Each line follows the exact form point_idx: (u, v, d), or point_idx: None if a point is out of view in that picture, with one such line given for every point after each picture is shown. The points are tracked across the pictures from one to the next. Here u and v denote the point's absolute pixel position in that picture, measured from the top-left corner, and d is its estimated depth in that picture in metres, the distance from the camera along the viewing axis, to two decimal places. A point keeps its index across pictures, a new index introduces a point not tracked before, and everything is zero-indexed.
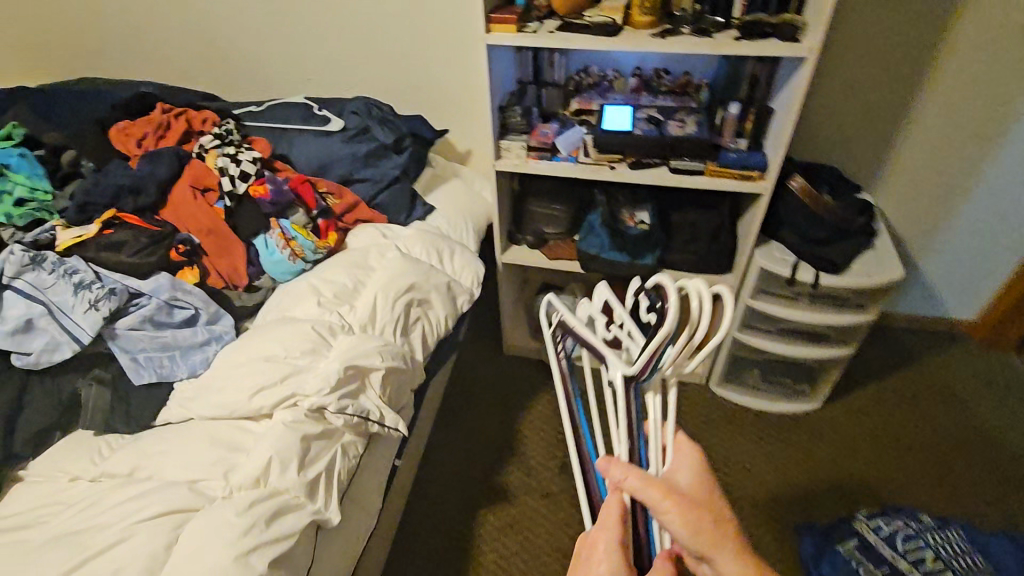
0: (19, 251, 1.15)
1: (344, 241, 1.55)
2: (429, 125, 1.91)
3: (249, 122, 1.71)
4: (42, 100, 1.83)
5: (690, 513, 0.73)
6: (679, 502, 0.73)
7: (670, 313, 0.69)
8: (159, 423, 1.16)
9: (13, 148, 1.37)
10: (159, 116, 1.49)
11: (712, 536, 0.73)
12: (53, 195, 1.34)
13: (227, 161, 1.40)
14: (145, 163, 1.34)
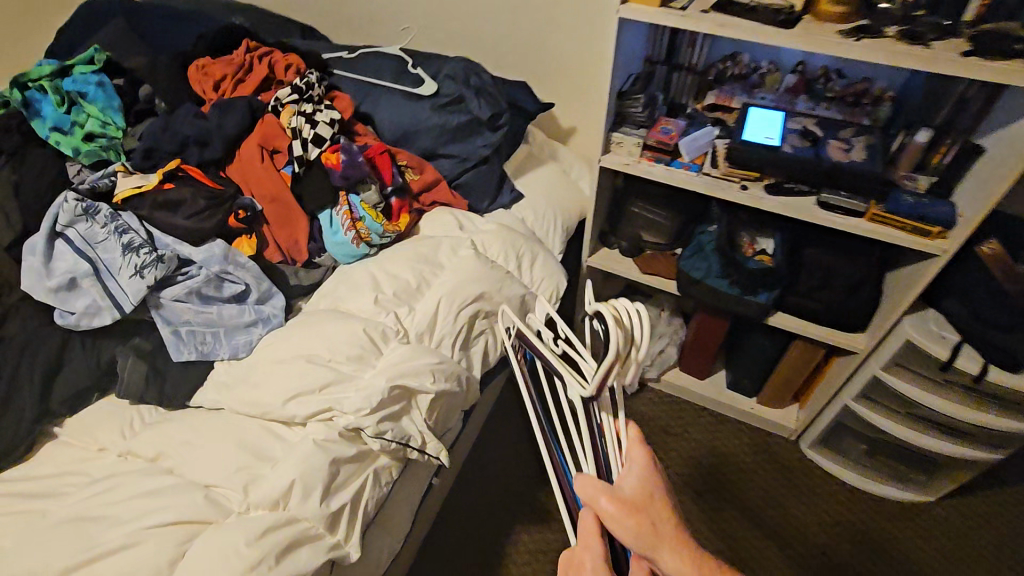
0: (72, 200, 1.06)
1: (416, 224, 1.39)
2: (533, 97, 1.67)
3: (337, 71, 1.54)
4: (142, 17, 1.75)
5: (627, 515, 0.68)
6: (614, 503, 0.69)
7: (610, 337, 0.70)
8: (192, 405, 1.08)
9: (93, 76, 1.29)
10: (241, 57, 1.35)
11: (658, 539, 0.67)
12: (123, 132, 1.25)
13: (302, 121, 1.24)
14: (217, 112, 1.21)
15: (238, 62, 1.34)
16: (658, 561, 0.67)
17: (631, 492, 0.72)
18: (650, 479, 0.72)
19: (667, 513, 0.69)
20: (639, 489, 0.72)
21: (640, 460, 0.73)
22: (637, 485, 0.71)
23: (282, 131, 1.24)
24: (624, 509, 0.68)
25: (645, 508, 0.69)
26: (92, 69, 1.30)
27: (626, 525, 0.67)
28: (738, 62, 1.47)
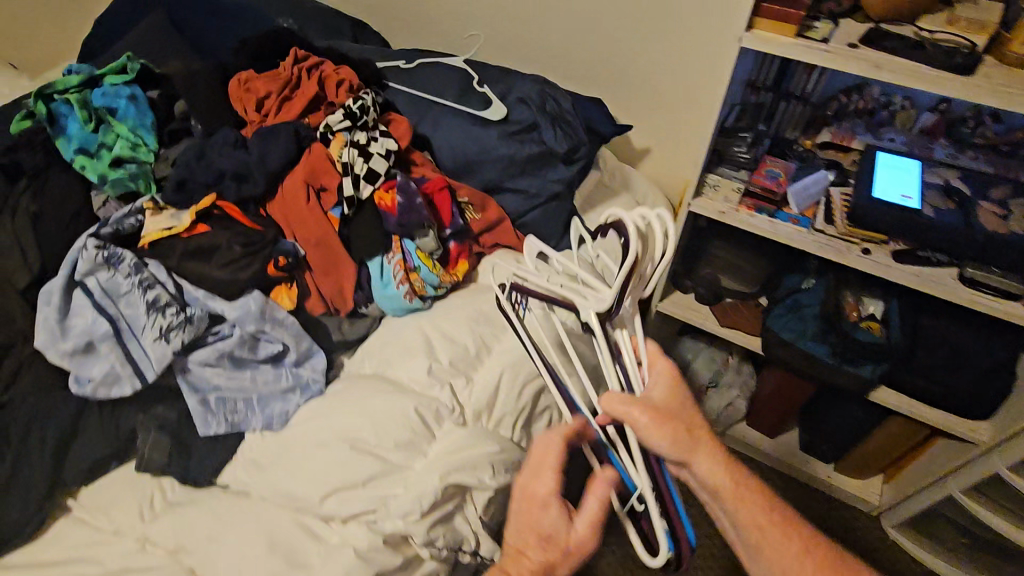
0: (93, 246, 0.92)
1: (474, 270, 1.22)
2: (611, 119, 1.46)
3: (393, 84, 1.36)
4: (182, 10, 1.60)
5: (664, 425, 0.77)
6: (652, 417, 0.77)
7: (634, 235, 0.71)
8: (219, 484, 0.94)
9: (123, 88, 1.14)
10: (289, 71, 1.18)
11: (693, 446, 0.80)
12: (155, 156, 1.11)
13: (354, 154, 1.07)
14: (259, 139, 1.05)
15: (285, 78, 1.17)
16: (694, 466, 0.80)
17: (663, 402, 0.83)
18: (678, 391, 0.85)
19: (699, 427, 0.82)
20: (667, 397, 0.83)
21: (664, 373, 0.85)
22: (664, 395, 0.83)
23: (332, 165, 1.08)
24: (663, 422, 0.77)
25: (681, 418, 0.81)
26: (123, 80, 1.15)
27: (665, 433, 0.77)
28: (863, 94, 1.23)
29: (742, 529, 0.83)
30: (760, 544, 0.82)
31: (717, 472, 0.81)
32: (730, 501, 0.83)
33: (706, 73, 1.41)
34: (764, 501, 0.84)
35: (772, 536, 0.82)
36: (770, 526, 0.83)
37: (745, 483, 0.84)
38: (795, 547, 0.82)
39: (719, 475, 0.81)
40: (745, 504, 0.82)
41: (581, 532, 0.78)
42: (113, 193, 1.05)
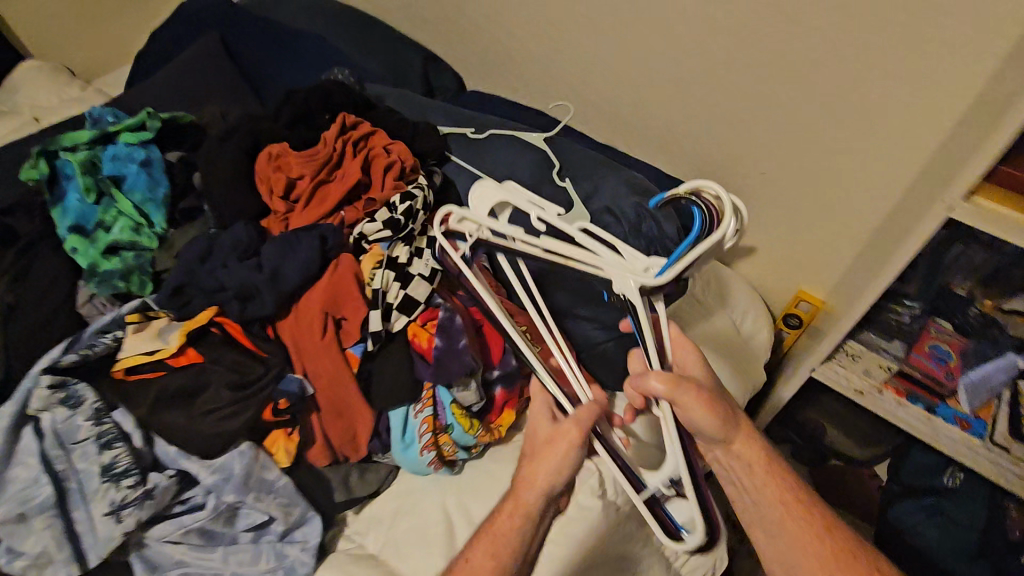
0: (46, 383, 0.73)
1: (522, 416, 0.97)
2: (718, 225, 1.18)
3: (455, 158, 1.13)
4: (251, 45, 1.46)
5: (714, 404, 0.74)
6: (700, 397, 0.72)
7: (728, 220, 0.61)
8: None
9: (139, 151, 0.97)
10: (329, 146, 0.97)
11: (729, 428, 0.76)
12: (160, 242, 0.92)
13: (389, 275, 0.84)
14: (276, 243, 0.84)
15: (324, 156, 0.96)
16: (729, 446, 0.77)
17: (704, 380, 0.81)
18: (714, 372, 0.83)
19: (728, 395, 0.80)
20: (705, 374, 0.82)
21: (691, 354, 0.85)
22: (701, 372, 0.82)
23: (360, 286, 0.85)
24: (713, 404, 0.73)
25: (718, 399, 0.75)
26: (140, 141, 0.98)
27: (711, 413, 0.73)
28: None
29: (768, 510, 0.77)
30: (786, 527, 0.75)
31: (748, 450, 0.77)
32: (755, 484, 0.77)
33: (849, 184, 1.11)
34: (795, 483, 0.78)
35: (800, 519, 0.76)
36: (798, 515, 0.76)
37: (776, 464, 0.78)
38: (824, 532, 0.75)
39: (747, 449, 0.77)
40: (772, 486, 0.77)
41: (573, 431, 0.77)
42: (97, 288, 0.87)
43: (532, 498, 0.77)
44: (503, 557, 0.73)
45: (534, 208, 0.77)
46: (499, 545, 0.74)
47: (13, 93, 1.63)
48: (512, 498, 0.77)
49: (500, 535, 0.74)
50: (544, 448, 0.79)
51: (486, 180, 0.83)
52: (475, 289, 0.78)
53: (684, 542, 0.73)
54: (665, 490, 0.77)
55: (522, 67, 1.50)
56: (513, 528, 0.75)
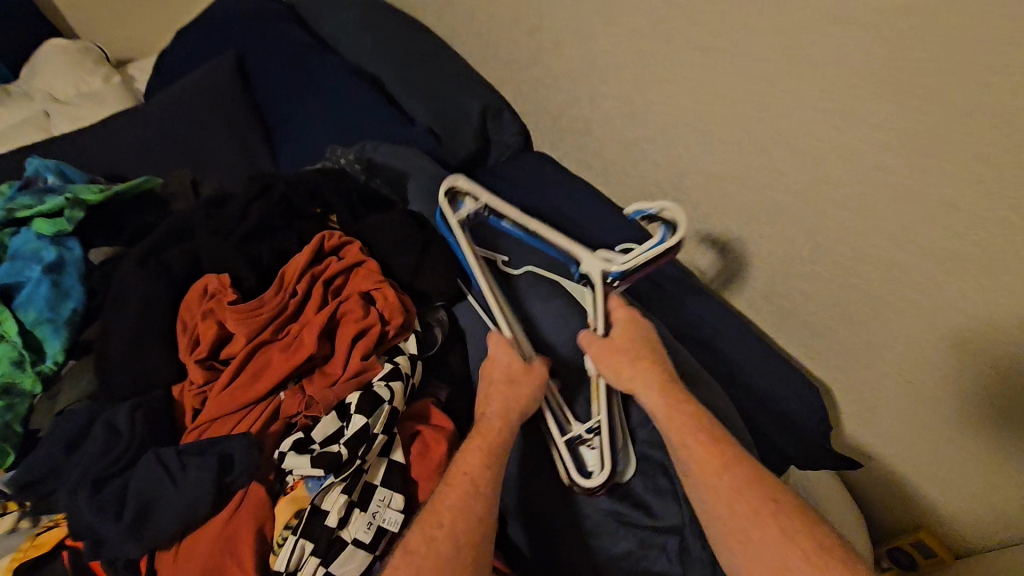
0: None
1: None
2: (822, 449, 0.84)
3: (469, 298, 0.81)
4: (279, 73, 1.21)
5: (615, 354, 0.73)
6: (604, 347, 0.74)
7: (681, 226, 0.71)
8: None
9: (47, 249, 0.72)
10: (288, 291, 0.69)
11: (635, 370, 0.71)
12: (42, 388, 0.68)
13: (305, 546, 0.55)
14: (156, 460, 0.57)
15: (274, 304, 0.68)
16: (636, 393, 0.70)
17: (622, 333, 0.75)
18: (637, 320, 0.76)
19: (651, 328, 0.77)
20: (626, 331, 0.75)
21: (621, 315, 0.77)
22: (622, 330, 0.75)
23: (260, 551, 0.56)
24: (634, 351, 0.72)
25: (630, 339, 0.74)
26: (55, 232, 0.74)
27: (609, 362, 0.73)
28: None
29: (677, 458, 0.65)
30: (693, 470, 0.63)
31: (649, 395, 0.69)
32: (666, 431, 0.66)
33: None
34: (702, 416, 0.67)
35: (701, 457, 0.63)
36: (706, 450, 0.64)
37: (672, 390, 0.68)
38: (731, 468, 0.62)
39: (649, 384, 0.69)
40: (682, 421, 0.66)
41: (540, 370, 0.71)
42: None
43: (500, 428, 0.65)
44: (495, 463, 0.63)
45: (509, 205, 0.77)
46: (486, 450, 0.63)
47: (32, 74, 1.44)
48: (482, 419, 0.66)
49: (475, 445, 0.63)
50: (511, 383, 0.69)
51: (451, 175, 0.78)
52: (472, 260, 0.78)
53: (593, 480, 0.68)
54: (587, 439, 0.72)
55: (602, 147, 1.15)
56: (493, 440, 0.64)
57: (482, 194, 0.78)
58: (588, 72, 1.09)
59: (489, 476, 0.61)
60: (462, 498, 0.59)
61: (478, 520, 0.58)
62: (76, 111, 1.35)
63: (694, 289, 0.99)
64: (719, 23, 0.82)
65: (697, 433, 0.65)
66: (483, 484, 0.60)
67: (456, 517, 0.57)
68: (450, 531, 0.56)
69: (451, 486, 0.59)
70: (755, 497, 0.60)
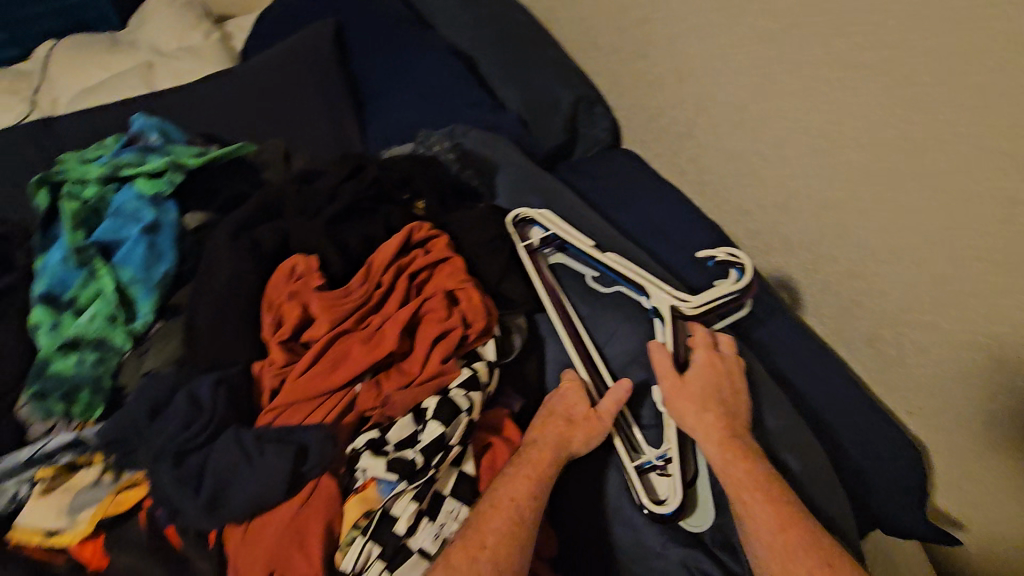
0: None
1: None
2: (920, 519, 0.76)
3: (550, 301, 0.77)
4: (377, 46, 1.20)
5: (688, 402, 0.67)
6: (677, 388, 0.68)
7: (750, 271, 0.75)
8: None
9: (147, 210, 0.73)
10: (373, 282, 0.68)
11: (706, 423, 0.65)
12: (131, 346, 0.69)
13: (370, 548, 0.55)
14: (236, 440, 0.57)
15: (360, 294, 0.67)
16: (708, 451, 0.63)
17: (700, 378, 0.68)
18: (718, 365, 0.70)
19: (736, 371, 0.70)
20: (703, 376, 0.69)
21: (703, 360, 0.70)
22: (698, 374, 0.69)
23: (326, 548, 0.55)
24: (705, 397, 0.67)
25: (704, 383, 0.68)
26: (154, 194, 0.75)
27: (684, 409, 0.66)
28: None
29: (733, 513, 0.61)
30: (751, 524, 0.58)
31: (711, 446, 0.63)
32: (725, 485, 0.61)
33: None
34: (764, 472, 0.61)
35: (760, 516, 0.58)
36: (768, 508, 0.58)
37: (738, 444, 0.63)
38: (793, 528, 0.56)
39: (713, 439, 0.64)
40: (744, 478, 0.60)
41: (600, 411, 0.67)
42: (31, 401, 0.65)
43: (550, 458, 0.62)
44: (541, 493, 0.59)
45: (584, 240, 0.80)
46: (536, 477, 0.60)
47: (140, 25, 1.48)
48: (533, 448, 0.63)
49: (524, 473, 0.60)
50: (571, 423, 0.65)
51: (523, 208, 0.83)
52: (545, 286, 0.78)
53: (667, 507, 0.64)
54: (660, 466, 0.67)
55: (700, 155, 1.08)
56: (545, 469, 0.61)
57: (559, 226, 0.81)
58: (702, 74, 1.02)
59: (534, 505, 0.58)
60: (506, 523, 0.55)
61: (518, 546, 0.54)
62: (177, 66, 1.38)
63: (784, 314, 0.90)
64: (874, 38, 0.76)
65: (758, 492, 0.59)
66: (529, 512, 0.57)
67: (498, 540, 0.54)
68: (491, 555, 0.53)
69: (495, 509, 0.56)
70: (815, 563, 0.54)
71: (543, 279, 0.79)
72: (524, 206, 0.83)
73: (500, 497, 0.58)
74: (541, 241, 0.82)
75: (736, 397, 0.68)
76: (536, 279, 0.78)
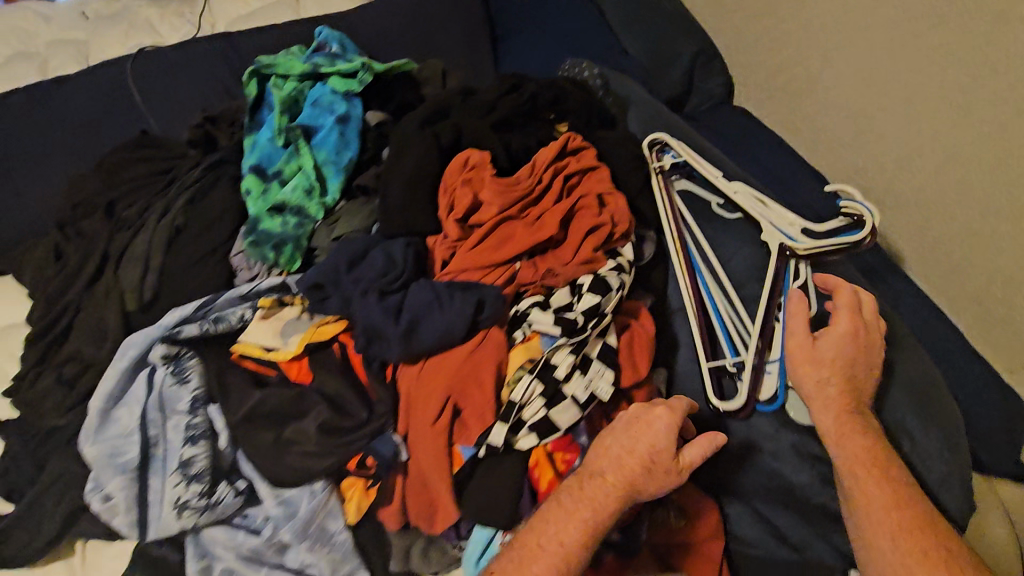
0: (160, 356, 0.70)
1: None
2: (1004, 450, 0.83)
3: (666, 218, 0.85)
4: None
5: (813, 364, 0.67)
6: (805, 349, 0.67)
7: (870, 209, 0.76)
8: None
9: (340, 103, 0.85)
10: (534, 178, 0.77)
11: (827, 395, 0.66)
12: (324, 216, 0.82)
13: (534, 384, 0.65)
14: (426, 288, 0.68)
15: (523, 188, 0.76)
16: (821, 420, 0.66)
17: (837, 346, 0.66)
18: (856, 337, 0.67)
19: (875, 340, 0.68)
20: (841, 346, 0.66)
21: (843, 327, 0.67)
22: (837, 343, 0.67)
23: (496, 381, 0.67)
24: (834, 368, 0.66)
25: (841, 351, 0.66)
26: (346, 91, 0.87)
27: (805, 373, 0.67)
28: None
29: (840, 481, 0.65)
30: (860, 497, 0.62)
31: (830, 416, 0.65)
32: (837, 454, 0.64)
33: None
34: (878, 444, 0.64)
35: (871, 494, 0.62)
36: (883, 485, 0.62)
37: (858, 420, 0.65)
38: (909, 507, 0.61)
39: (833, 412, 0.65)
40: (859, 452, 0.63)
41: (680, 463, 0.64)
42: (249, 249, 0.79)
43: (611, 503, 0.61)
44: (593, 539, 0.60)
45: (711, 169, 0.86)
46: (589, 523, 0.60)
47: None
48: (597, 485, 0.62)
49: (581, 517, 0.60)
50: (648, 470, 0.62)
51: (659, 133, 0.91)
52: (663, 205, 0.86)
53: (728, 403, 0.73)
54: (734, 372, 0.75)
55: (818, 112, 1.12)
56: (601, 516, 0.60)
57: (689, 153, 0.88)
58: (833, 32, 1.06)
59: (582, 551, 0.59)
60: (550, 566, 0.58)
61: None
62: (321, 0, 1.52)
63: None
64: None
65: (872, 468, 0.63)
66: (574, 560, 0.58)
67: None
68: None
69: (541, 552, 0.58)
70: (926, 546, 0.58)
71: (665, 199, 0.87)
72: (659, 131, 0.91)
73: (548, 536, 0.59)
74: (668, 165, 0.89)
75: (868, 366, 0.67)
76: (658, 197, 0.87)
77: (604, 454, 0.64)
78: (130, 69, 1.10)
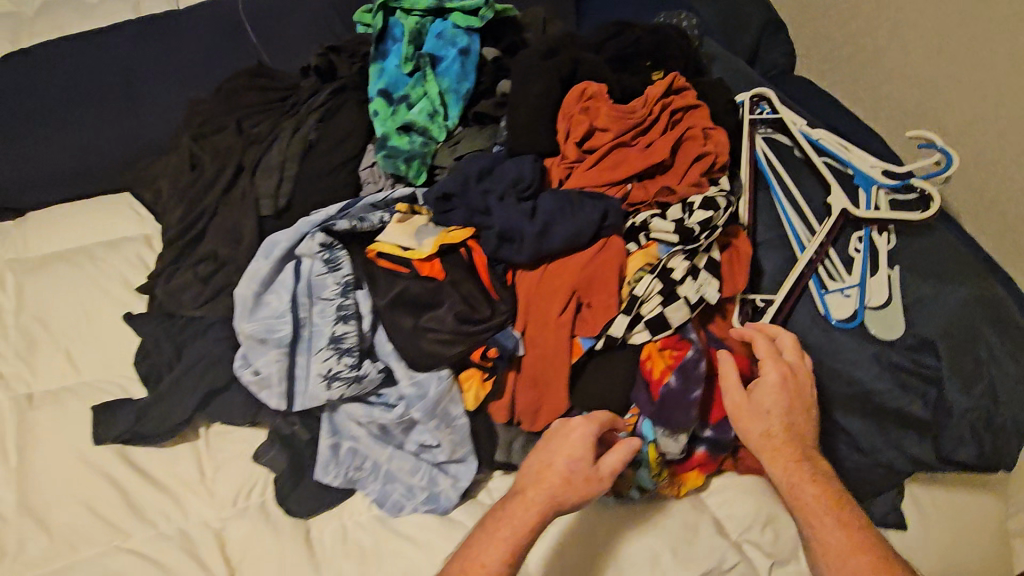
0: (318, 242, 0.77)
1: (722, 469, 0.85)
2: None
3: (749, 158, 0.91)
4: None
5: (750, 413, 0.71)
6: (741, 399, 0.72)
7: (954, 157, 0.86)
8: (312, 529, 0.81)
9: (462, 37, 0.92)
10: (646, 110, 0.84)
11: (768, 442, 0.69)
12: (446, 138, 0.89)
13: (653, 283, 0.74)
14: (556, 199, 0.77)
15: (636, 117, 0.83)
16: (770, 467, 0.69)
17: (770, 395, 0.71)
18: (787, 386, 0.72)
19: (802, 384, 0.73)
20: (774, 395, 0.71)
21: (771, 376, 0.72)
22: (770, 392, 0.71)
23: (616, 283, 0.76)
24: (772, 415, 0.70)
25: (774, 401, 0.71)
26: (466, 27, 0.94)
27: (746, 424, 0.71)
28: None
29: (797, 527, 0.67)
30: (818, 542, 0.64)
31: (778, 466, 0.68)
32: (792, 501, 0.67)
33: None
34: (825, 485, 0.67)
35: (830, 541, 0.63)
36: (842, 533, 0.63)
37: (806, 467, 0.68)
38: (866, 551, 0.62)
39: (781, 458, 0.68)
40: (809, 497, 0.66)
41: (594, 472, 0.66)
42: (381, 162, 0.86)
43: (533, 517, 0.63)
44: (516, 556, 0.62)
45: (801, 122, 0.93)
46: (512, 540, 0.62)
47: None
48: (517, 501, 0.65)
49: (506, 538, 0.63)
50: (569, 483, 0.65)
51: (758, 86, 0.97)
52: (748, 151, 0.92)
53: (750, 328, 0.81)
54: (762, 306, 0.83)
55: (884, 82, 1.19)
56: (523, 533, 0.63)
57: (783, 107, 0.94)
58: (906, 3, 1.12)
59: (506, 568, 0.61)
60: None
61: None
62: None
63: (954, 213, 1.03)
64: None
65: (829, 516, 0.65)
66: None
67: None
68: None
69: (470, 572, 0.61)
70: None
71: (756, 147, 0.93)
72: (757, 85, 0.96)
73: (473, 560, 0.62)
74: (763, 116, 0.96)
75: (802, 412, 0.72)
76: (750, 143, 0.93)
77: (528, 475, 0.67)
78: (246, 8, 1.17)
